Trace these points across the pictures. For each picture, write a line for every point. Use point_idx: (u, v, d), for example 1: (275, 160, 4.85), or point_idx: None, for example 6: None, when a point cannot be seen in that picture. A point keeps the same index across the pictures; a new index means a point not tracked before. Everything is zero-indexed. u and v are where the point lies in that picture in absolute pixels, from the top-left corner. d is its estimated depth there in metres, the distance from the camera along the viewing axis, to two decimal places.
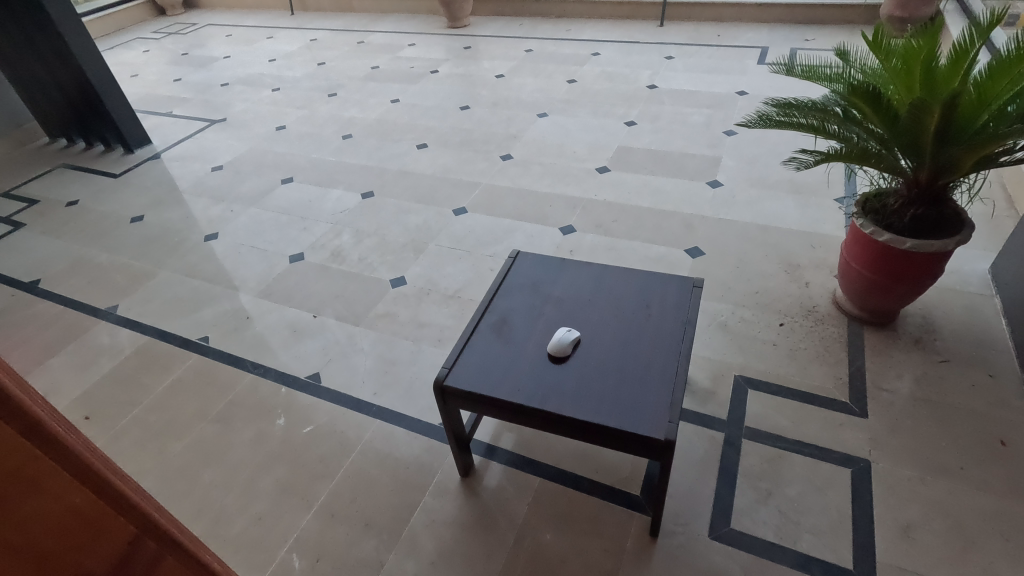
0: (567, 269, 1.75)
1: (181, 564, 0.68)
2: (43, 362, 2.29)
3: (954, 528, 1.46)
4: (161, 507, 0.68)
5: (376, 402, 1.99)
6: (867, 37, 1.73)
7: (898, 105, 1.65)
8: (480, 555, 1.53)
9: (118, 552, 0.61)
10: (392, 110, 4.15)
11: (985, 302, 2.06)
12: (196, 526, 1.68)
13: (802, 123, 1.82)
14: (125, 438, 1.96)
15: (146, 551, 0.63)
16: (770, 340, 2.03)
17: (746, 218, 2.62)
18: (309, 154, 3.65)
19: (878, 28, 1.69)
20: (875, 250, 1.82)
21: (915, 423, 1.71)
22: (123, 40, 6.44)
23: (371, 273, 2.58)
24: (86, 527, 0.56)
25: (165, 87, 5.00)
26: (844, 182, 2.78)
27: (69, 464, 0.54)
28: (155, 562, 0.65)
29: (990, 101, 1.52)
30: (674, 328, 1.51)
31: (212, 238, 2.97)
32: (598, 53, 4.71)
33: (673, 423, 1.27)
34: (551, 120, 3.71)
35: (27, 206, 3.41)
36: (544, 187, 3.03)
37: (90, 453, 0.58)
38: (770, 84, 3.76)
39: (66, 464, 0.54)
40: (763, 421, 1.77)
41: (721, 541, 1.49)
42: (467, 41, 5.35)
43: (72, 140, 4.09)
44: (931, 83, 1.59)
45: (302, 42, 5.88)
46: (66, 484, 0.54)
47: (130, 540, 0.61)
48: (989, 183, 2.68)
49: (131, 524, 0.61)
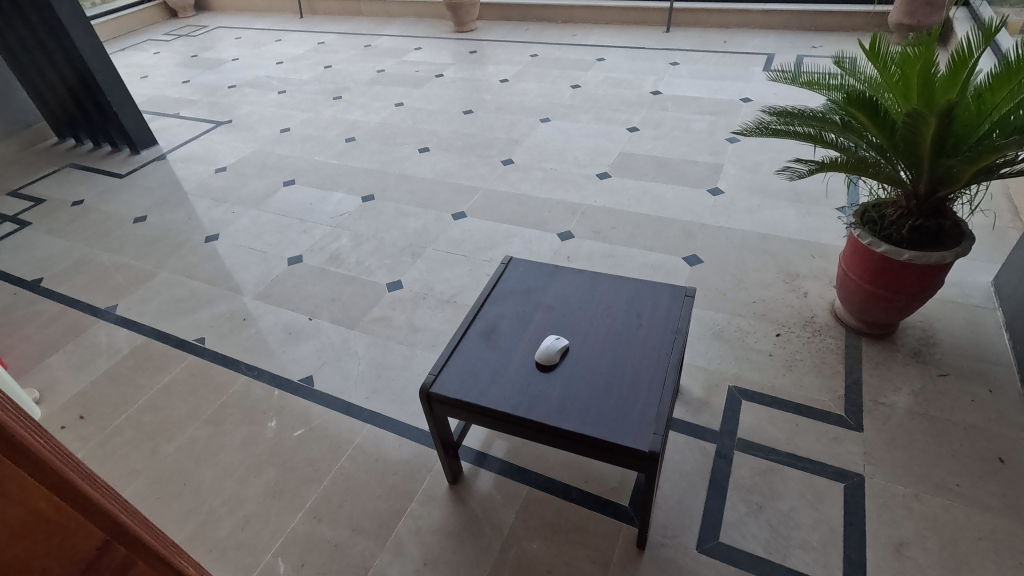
0: (559, 277, 1.74)
1: (153, 567, 0.67)
2: (42, 360, 2.31)
3: (948, 546, 1.43)
4: (133, 508, 0.67)
5: (368, 406, 1.99)
6: (864, 46, 1.70)
7: (895, 115, 1.63)
8: (466, 562, 1.52)
9: (85, 556, 0.60)
10: (396, 114, 4.16)
11: (986, 315, 2.03)
12: (184, 528, 1.68)
13: (799, 131, 1.81)
14: (118, 438, 1.96)
15: (116, 555, 0.63)
16: (765, 351, 2.01)
17: (746, 227, 2.60)
18: (312, 157, 3.67)
19: (874, 37, 1.65)
20: (872, 261, 1.80)
21: (911, 438, 1.68)
22: (134, 42, 6.51)
23: (368, 277, 2.59)
24: (48, 532, 0.56)
25: (173, 88, 5.06)
26: (847, 191, 2.75)
27: (34, 468, 0.53)
28: (126, 566, 0.64)
29: (988, 111, 1.50)
30: (664, 337, 1.49)
31: (212, 239, 2.99)
32: (603, 58, 4.70)
33: (658, 435, 1.25)
34: (554, 125, 3.71)
35: (33, 205, 3.46)
36: (544, 192, 3.02)
37: (56, 454, 0.57)
38: (774, 92, 3.74)
39: (30, 467, 0.53)
40: (756, 433, 1.74)
41: (709, 555, 1.47)
42: (473, 46, 5.37)
43: (80, 140, 4.14)
44: (929, 93, 1.57)
45: (310, 45, 5.93)
46: (29, 489, 0.53)
47: (95, 544, 0.61)
48: (994, 193, 2.64)
49: (97, 528, 0.60)
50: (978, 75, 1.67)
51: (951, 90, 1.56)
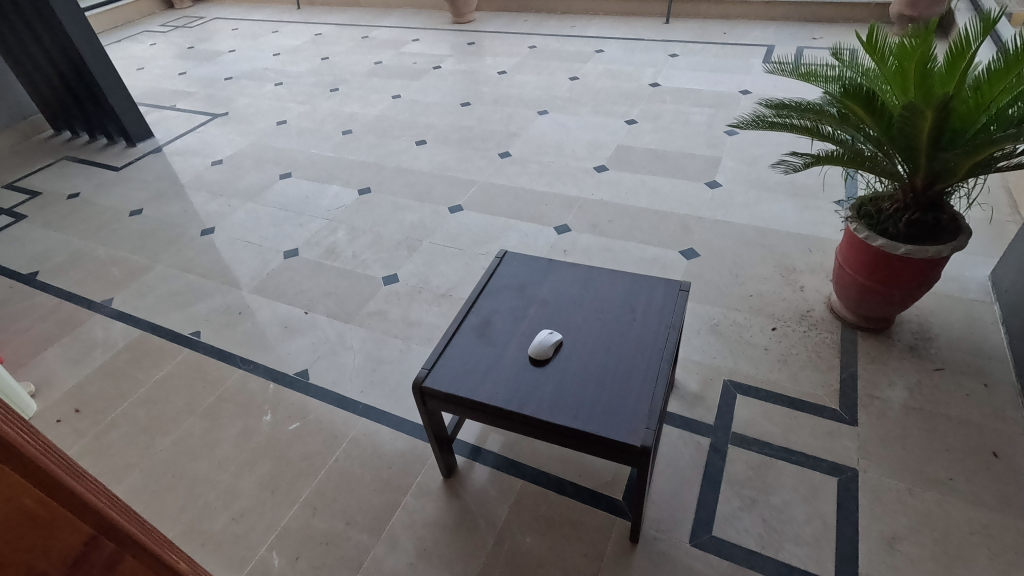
0: (554, 271, 1.73)
1: (141, 563, 0.66)
2: (38, 354, 2.31)
3: (940, 541, 1.43)
4: (122, 502, 0.66)
5: (363, 400, 1.99)
6: (862, 38, 1.68)
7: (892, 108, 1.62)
8: (460, 556, 1.52)
9: (73, 552, 0.59)
10: (393, 106, 4.13)
11: (983, 309, 2.03)
12: (178, 522, 1.68)
13: (796, 124, 1.80)
14: (114, 431, 1.96)
15: (103, 550, 0.62)
16: (761, 345, 2.00)
17: (743, 221, 2.59)
18: (309, 150, 3.66)
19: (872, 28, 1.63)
20: (869, 256, 1.79)
21: (906, 433, 1.68)
22: (130, 34, 6.46)
23: (364, 270, 2.58)
24: (35, 527, 0.55)
25: (170, 80, 5.03)
26: (845, 185, 2.73)
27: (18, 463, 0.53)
28: (114, 562, 0.63)
29: (985, 105, 1.49)
30: (657, 332, 1.49)
31: (208, 232, 2.98)
32: (602, 50, 4.67)
33: (650, 430, 1.25)
34: (552, 117, 3.68)
35: (29, 198, 3.44)
36: (541, 185, 3.01)
37: (43, 450, 0.56)
38: (774, 84, 3.72)
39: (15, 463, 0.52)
40: (751, 427, 1.74)
41: (702, 549, 1.47)
42: (471, 38, 5.33)
43: (76, 133, 4.12)
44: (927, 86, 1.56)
45: (308, 37, 5.89)
46: (16, 484, 0.53)
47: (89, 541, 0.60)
48: (993, 187, 2.63)
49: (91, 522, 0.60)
50: (976, 67, 1.65)
51: (949, 83, 1.55)
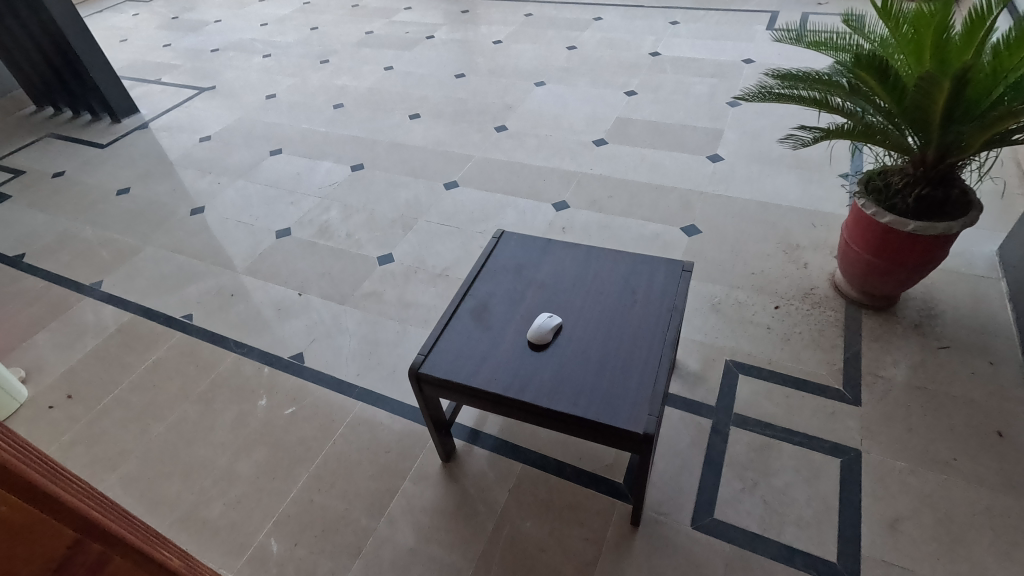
0: (553, 252, 1.68)
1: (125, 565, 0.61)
2: (27, 339, 2.27)
3: (943, 521, 1.42)
4: (93, 507, 0.60)
5: (359, 384, 1.96)
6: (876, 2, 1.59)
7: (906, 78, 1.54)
8: (460, 541, 1.51)
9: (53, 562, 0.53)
10: (386, 78, 4.01)
11: (990, 285, 1.99)
12: (175, 509, 1.66)
13: (804, 96, 1.72)
14: (107, 418, 1.93)
15: (87, 554, 0.56)
16: (763, 324, 1.97)
17: (746, 195, 2.52)
18: (299, 125, 3.55)
19: None
20: (876, 232, 1.74)
21: (909, 413, 1.66)
22: (111, 4, 6.23)
23: (359, 250, 2.52)
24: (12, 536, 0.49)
25: (154, 53, 4.86)
26: (850, 158, 2.66)
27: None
28: (98, 567, 0.58)
29: (1004, 74, 1.41)
30: (659, 314, 1.45)
31: (198, 211, 2.90)
32: (600, 18, 4.52)
33: (653, 417, 1.22)
34: (549, 89, 3.58)
35: (13, 178, 3.35)
36: (539, 160, 2.93)
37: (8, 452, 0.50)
38: (778, 53, 3.60)
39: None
40: (752, 408, 1.72)
41: (703, 532, 1.46)
42: (465, 5, 5.15)
43: (59, 109, 4.00)
44: (942, 55, 1.48)
45: (296, 5, 5.69)
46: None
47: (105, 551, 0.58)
48: (1002, 160, 2.56)
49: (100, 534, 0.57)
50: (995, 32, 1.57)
51: (966, 51, 1.47)
